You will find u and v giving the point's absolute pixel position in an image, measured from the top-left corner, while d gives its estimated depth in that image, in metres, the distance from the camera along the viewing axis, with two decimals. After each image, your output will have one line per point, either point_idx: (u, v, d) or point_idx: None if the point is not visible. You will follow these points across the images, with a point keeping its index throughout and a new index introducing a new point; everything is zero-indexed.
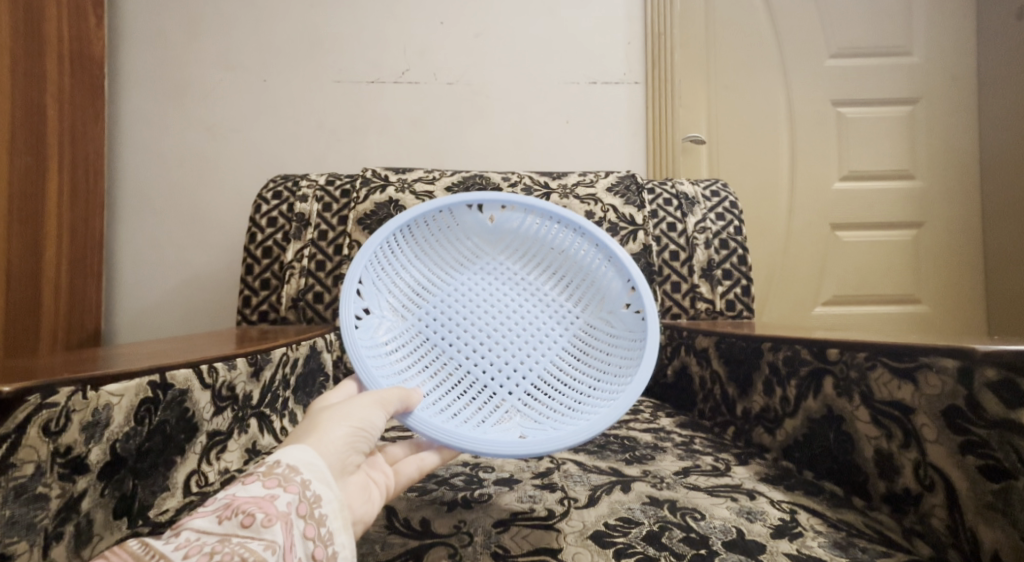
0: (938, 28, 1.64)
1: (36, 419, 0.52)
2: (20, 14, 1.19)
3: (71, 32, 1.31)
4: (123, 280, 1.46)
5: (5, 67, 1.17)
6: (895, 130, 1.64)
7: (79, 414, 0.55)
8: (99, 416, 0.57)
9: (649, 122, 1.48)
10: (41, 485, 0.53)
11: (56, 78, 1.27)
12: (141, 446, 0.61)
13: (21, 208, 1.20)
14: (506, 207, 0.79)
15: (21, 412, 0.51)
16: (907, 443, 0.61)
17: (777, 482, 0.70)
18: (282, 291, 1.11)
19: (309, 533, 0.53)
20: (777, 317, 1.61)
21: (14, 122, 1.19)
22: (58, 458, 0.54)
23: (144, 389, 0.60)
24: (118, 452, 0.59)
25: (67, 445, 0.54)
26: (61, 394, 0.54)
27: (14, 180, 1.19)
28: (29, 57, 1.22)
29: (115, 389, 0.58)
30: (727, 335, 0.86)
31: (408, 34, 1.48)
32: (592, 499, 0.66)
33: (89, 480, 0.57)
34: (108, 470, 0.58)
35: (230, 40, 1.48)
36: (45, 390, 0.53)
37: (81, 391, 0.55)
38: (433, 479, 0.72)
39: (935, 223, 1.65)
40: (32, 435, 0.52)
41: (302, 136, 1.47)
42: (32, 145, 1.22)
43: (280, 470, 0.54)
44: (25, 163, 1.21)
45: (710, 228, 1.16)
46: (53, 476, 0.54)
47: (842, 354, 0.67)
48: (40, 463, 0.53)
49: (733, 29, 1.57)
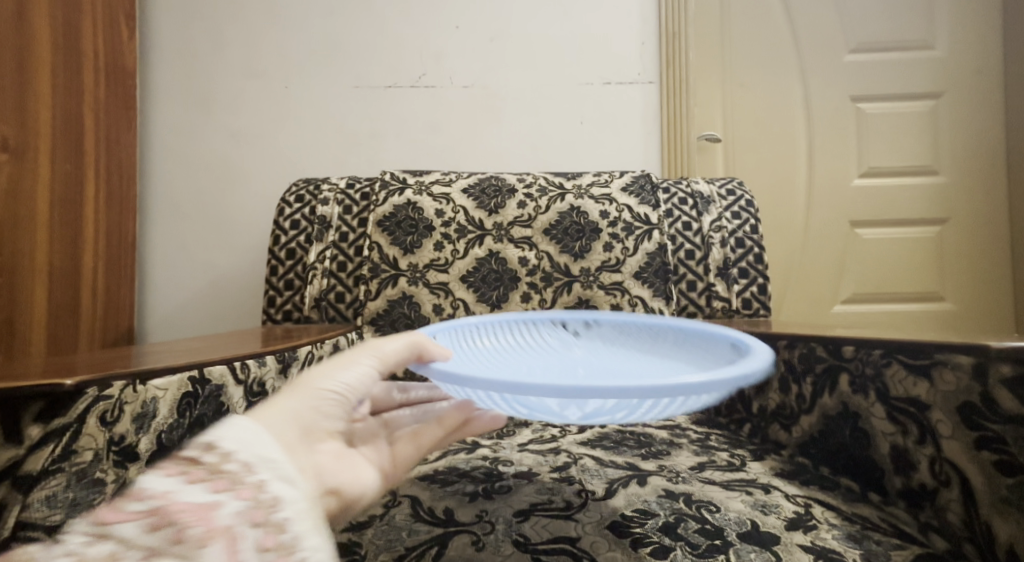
0: (960, 23, 1.62)
1: (94, 409, 0.55)
2: (60, 27, 1.23)
3: (106, 44, 1.35)
4: (152, 279, 1.50)
5: (45, 79, 1.20)
6: (915, 127, 1.62)
7: (130, 406, 0.58)
8: (147, 407, 0.59)
9: (664, 121, 1.49)
10: (99, 470, 0.57)
11: (92, 88, 1.31)
12: (183, 437, 0.63)
13: (62, 214, 1.24)
14: (595, 323, 0.83)
15: (81, 403, 0.55)
16: (923, 439, 0.61)
17: (793, 477, 0.70)
18: (305, 291, 1.14)
19: (265, 543, 0.46)
20: (795, 315, 1.61)
21: (54, 132, 1.23)
22: (113, 446, 0.57)
23: (186, 384, 0.62)
24: (163, 442, 0.61)
25: (121, 435, 0.58)
26: (115, 386, 0.57)
27: (55, 188, 1.23)
28: (69, 69, 1.25)
29: (161, 383, 0.60)
30: (743, 333, 0.87)
31: (425, 38, 1.50)
32: (609, 492, 0.67)
33: (138, 468, 0.59)
34: (155, 459, 0.61)
35: (252, 45, 1.51)
36: (101, 383, 0.56)
37: (132, 385, 0.58)
38: (454, 472, 0.74)
39: (959, 220, 1.63)
40: (90, 424, 0.56)
41: (321, 140, 1.50)
42: (71, 154, 1.26)
43: (230, 470, 0.48)
44: (64, 170, 1.24)
45: (726, 226, 1.16)
46: (108, 462, 0.57)
47: (857, 351, 0.68)
48: (98, 450, 0.56)
49: (748, 27, 1.57)
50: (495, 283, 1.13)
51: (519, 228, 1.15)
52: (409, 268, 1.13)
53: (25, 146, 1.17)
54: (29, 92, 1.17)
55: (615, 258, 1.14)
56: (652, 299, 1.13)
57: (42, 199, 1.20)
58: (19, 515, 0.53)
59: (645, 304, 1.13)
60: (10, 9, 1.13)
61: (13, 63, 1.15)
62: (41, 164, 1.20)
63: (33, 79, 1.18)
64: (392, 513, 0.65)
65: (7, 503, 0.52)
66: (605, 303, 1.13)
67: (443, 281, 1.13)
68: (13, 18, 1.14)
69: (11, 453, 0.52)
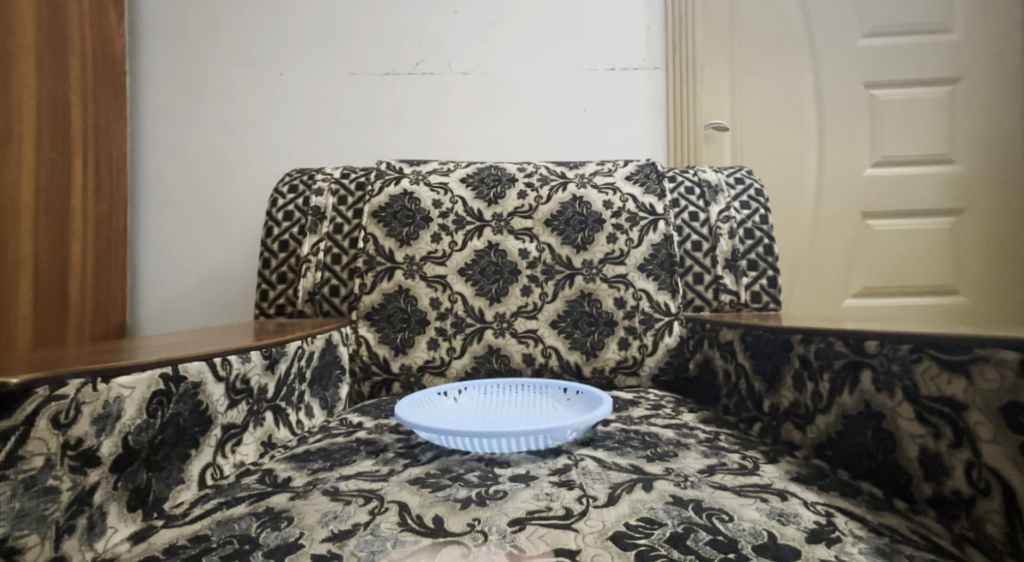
0: (980, 3, 1.56)
1: (45, 411, 0.54)
2: (44, 12, 1.19)
3: (93, 30, 1.30)
4: (144, 272, 1.46)
5: (28, 66, 1.16)
6: (932, 114, 1.57)
7: (88, 406, 0.56)
8: (110, 408, 0.58)
9: (670, 108, 1.44)
10: (52, 477, 0.54)
11: (80, 75, 1.27)
12: (153, 439, 0.62)
13: (49, 204, 1.20)
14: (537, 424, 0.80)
15: (30, 405, 0.53)
16: (958, 443, 0.57)
17: (811, 482, 0.66)
18: (298, 284, 1.09)
19: None
20: (804, 309, 1.56)
21: (39, 120, 1.19)
22: (70, 450, 0.55)
23: (156, 381, 0.61)
24: (130, 444, 0.60)
25: (78, 438, 0.56)
26: (71, 386, 0.55)
27: (40, 177, 1.19)
28: (53, 54, 1.21)
29: (126, 382, 0.59)
30: (754, 327, 0.83)
31: (424, 24, 1.45)
32: (612, 498, 0.63)
33: (101, 473, 0.57)
34: (122, 462, 0.59)
35: (248, 31, 1.46)
36: (54, 383, 0.54)
37: (91, 384, 0.57)
38: (447, 475, 0.70)
39: (977, 210, 1.57)
40: (42, 428, 0.53)
41: (317, 130, 1.45)
42: (58, 142, 1.22)
43: None
44: (51, 159, 1.20)
45: (735, 216, 1.11)
46: (63, 469, 0.55)
47: (883, 347, 0.64)
48: (50, 455, 0.54)
49: (758, 11, 1.52)
50: (494, 275, 1.08)
51: (519, 218, 1.10)
52: (405, 260, 1.09)
53: (8, 133, 1.13)
54: (12, 77, 1.14)
55: (619, 250, 1.09)
56: (657, 292, 1.08)
57: (27, 188, 1.17)
58: None
59: (650, 298, 1.08)
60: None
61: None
62: (26, 152, 1.16)
63: (13, 64, 1.14)
64: (378, 521, 0.61)
65: None
66: (608, 296, 1.08)
67: (440, 274, 1.08)
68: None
69: None
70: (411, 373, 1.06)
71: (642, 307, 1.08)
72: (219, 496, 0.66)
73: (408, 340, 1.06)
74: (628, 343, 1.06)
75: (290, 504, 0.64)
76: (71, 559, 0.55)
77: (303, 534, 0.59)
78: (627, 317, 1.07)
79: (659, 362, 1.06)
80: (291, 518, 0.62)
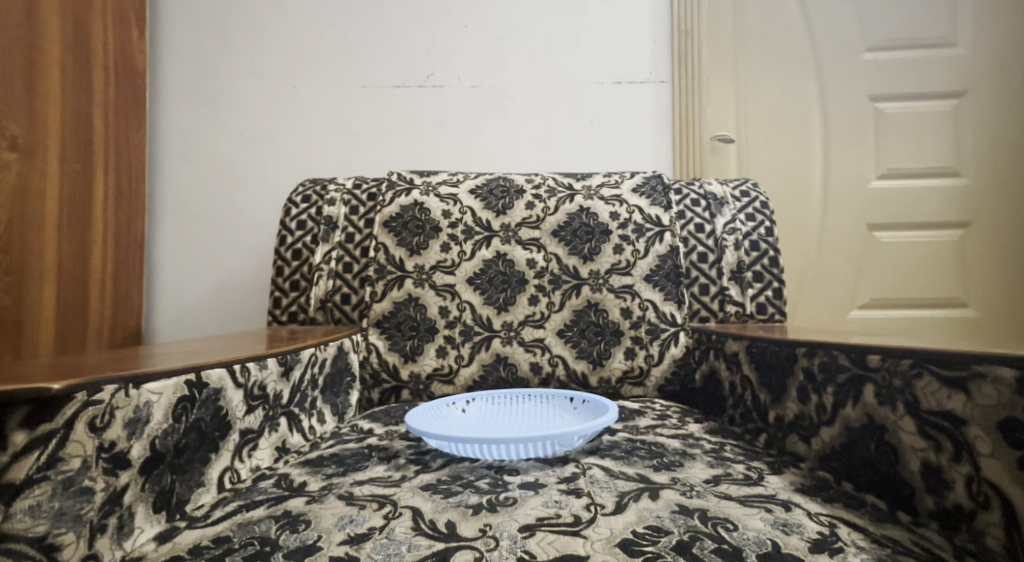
0: (985, 18, 1.57)
1: (83, 415, 0.56)
2: (70, 27, 1.22)
3: (115, 45, 1.33)
4: (160, 280, 1.48)
5: (55, 80, 1.20)
6: (937, 127, 1.58)
7: (121, 411, 0.58)
8: (140, 413, 0.60)
9: (677, 121, 1.46)
10: (87, 478, 0.56)
11: (103, 88, 1.30)
12: (179, 443, 0.64)
13: (71, 213, 1.23)
14: None
15: (69, 409, 0.55)
16: (958, 456, 0.58)
17: (815, 493, 0.67)
18: (310, 292, 1.11)
19: None
20: (810, 321, 1.57)
21: (63, 132, 1.22)
22: (103, 453, 0.57)
23: (182, 388, 0.63)
24: (157, 448, 0.62)
25: (111, 441, 0.58)
26: (106, 391, 0.57)
27: (63, 187, 1.22)
28: (78, 68, 1.24)
29: (155, 387, 0.61)
30: (760, 339, 0.84)
31: (434, 37, 1.47)
32: (619, 506, 0.64)
33: (131, 475, 0.59)
34: (149, 465, 0.61)
35: (262, 43, 1.49)
36: (90, 387, 0.56)
37: (124, 389, 0.59)
38: (458, 481, 0.71)
39: (984, 223, 1.57)
40: (79, 431, 0.55)
41: (329, 141, 1.47)
42: (81, 153, 1.25)
43: None
44: (74, 170, 1.24)
45: (740, 228, 1.12)
46: (97, 470, 0.57)
47: (885, 361, 0.65)
48: (87, 458, 0.56)
49: (764, 25, 1.54)
50: (502, 285, 1.10)
51: (527, 229, 1.12)
52: (415, 269, 1.10)
53: (34, 145, 1.17)
54: (39, 91, 1.17)
55: (625, 261, 1.11)
56: (663, 303, 1.10)
57: (52, 198, 1.20)
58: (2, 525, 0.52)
59: (656, 308, 1.09)
60: (20, 8, 1.14)
61: (21, 61, 1.15)
62: (50, 163, 1.20)
63: (42, 79, 1.17)
64: (393, 525, 0.62)
65: None
66: (615, 306, 1.09)
67: (449, 283, 1.10)
68: (22, 17, 1.14)
69: None
70: (420, 381, 1.07)
71: (648, 317, 1.09)
72: (237, 499, 0.68)
73: (417, 348, 1.08)
74: (635, 353, 1.08)
75: (305, 508, 0.66)
76: (102, 557, 0.57)
77: (320, 537, 0.61)
78: (633, 328, 1.08)
79: (666, 373, 1.07)
80: (308, 521, 0.63)
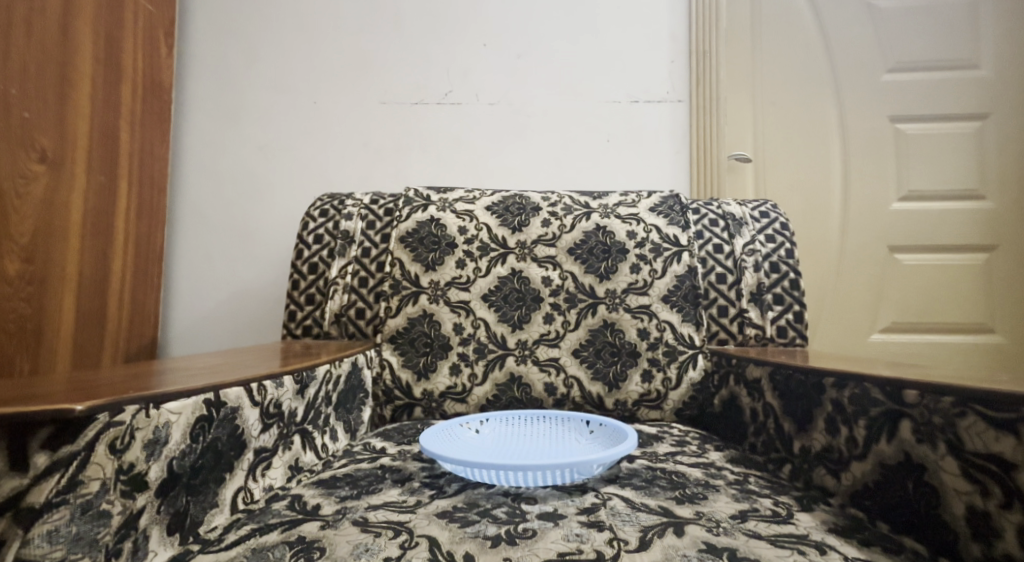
0: (1008, 39, 1.55)
1: (104, 437, 0.54)
2: (102, 42, 1.24)
3: (145, 60, 1.34)
4: (177, 291, 1.47)
5: (85, 92, 1.21)
6: (959, 150, 1.55)
7: (141, 432, 0.57)
8: (159, 433, 0.59)
9: (695, 140, 1.44)
10: (105, 502, 0.55)
11: (130, 102, 1.31)
12: (195, 463, 0.63)
13: (94, 225, 1.23)
14: None
15: (90, 430, 0.53)
16: (1009, 503, 0.56)
17: (849, 534, 0.64)
18: (325, 306, 1.09)
19: None
20: (830, 344, 1.54)
21: (91, 145, 1.22)
22: (122, 475, 0.56)
23: (200, 407, 0.62)
24: (175, 469, 0.61)
25: (130, 463, 0.57)
26: (127, 412, 0.56)
27: (88, 199, 1.22)
28: (108, 82, 1.25)
29: (174, 407, 0.60)
30: (783, 367, 0.81)
31: (452, 55, 1.47)
32: (644, 543, 0.62)
33: (147, 498, 0.58)
34: (165, 487, 0.60)
35: (284, 60, 1.49)
36: (112, 409, 0.55)
37: (145, 410, 0.57)
38: (475, 509, 0.69)
39: (1010, 246, 1.53)
40: (99, 453, 0.54)
41: (349, 156, 1.47)
42: (106, 164, 1.25)
43: None
44: (98, 182, 1.24)
45: (760, 249, 1.09)
46: (115, 493, 0.56)
47: (923, 398, 0.62)
48: (105, 480, 0.55)
49: (781, 45, 1.53)
50: (517, 302, 1.08)
51: (543, 246, 1.10)
52: (430, 285, 1.09)
53: (62, 157, 1.17)
54: (70, 105, 1.18)
55: (643, 280, 1.09)
56: (681, 324, 1.07)
57: (76, 209, 1.20)
58: (19, 550, 0.51)
59: (674, 329, 1.07)
60: (55, 24, 1.15)
61: (56, 74, 1.15)
62: (76, 175, 1.20)
63: (73, 92, 1.18)
64: (409, 556, 0.61)
65: (6, 536, 0.51)
66: (632, 327, 1.07)
67: (463, 299, 1.08)
68: (57, 33, 1.16)
69: (15, 483, 0.51)
70: (433, 399, 1.05)
71: (665, 338, 1.07)
72: (251, 521, 0.66)
73: (431, 364, 1.06)
74: (652, 376, 1.05)
75: (320, 534, 0.64)
76: None
77: None
78: (651, 349, 1.06)
79: (683, 397, 1.05)
80: (323, 549, 0.62)
